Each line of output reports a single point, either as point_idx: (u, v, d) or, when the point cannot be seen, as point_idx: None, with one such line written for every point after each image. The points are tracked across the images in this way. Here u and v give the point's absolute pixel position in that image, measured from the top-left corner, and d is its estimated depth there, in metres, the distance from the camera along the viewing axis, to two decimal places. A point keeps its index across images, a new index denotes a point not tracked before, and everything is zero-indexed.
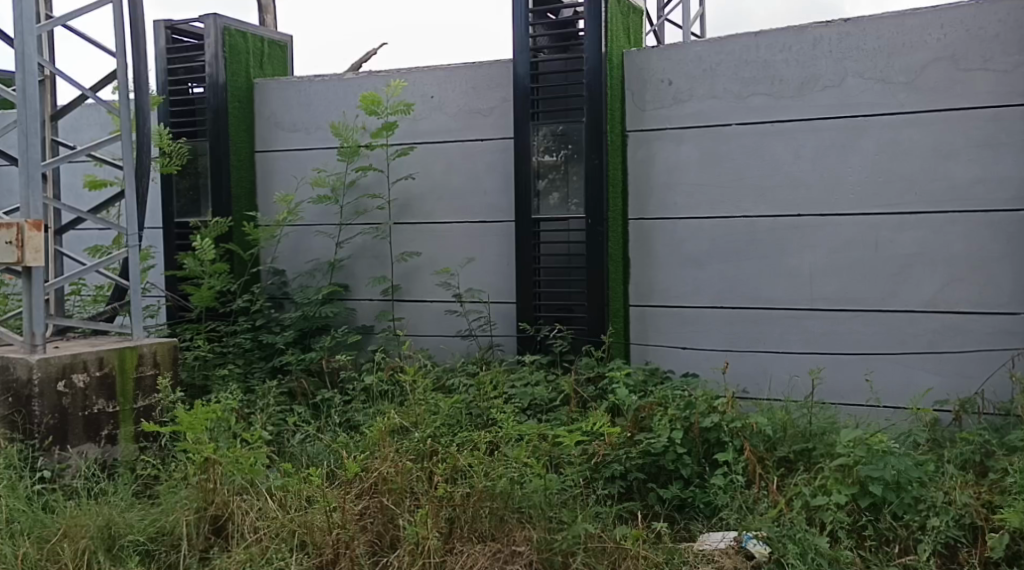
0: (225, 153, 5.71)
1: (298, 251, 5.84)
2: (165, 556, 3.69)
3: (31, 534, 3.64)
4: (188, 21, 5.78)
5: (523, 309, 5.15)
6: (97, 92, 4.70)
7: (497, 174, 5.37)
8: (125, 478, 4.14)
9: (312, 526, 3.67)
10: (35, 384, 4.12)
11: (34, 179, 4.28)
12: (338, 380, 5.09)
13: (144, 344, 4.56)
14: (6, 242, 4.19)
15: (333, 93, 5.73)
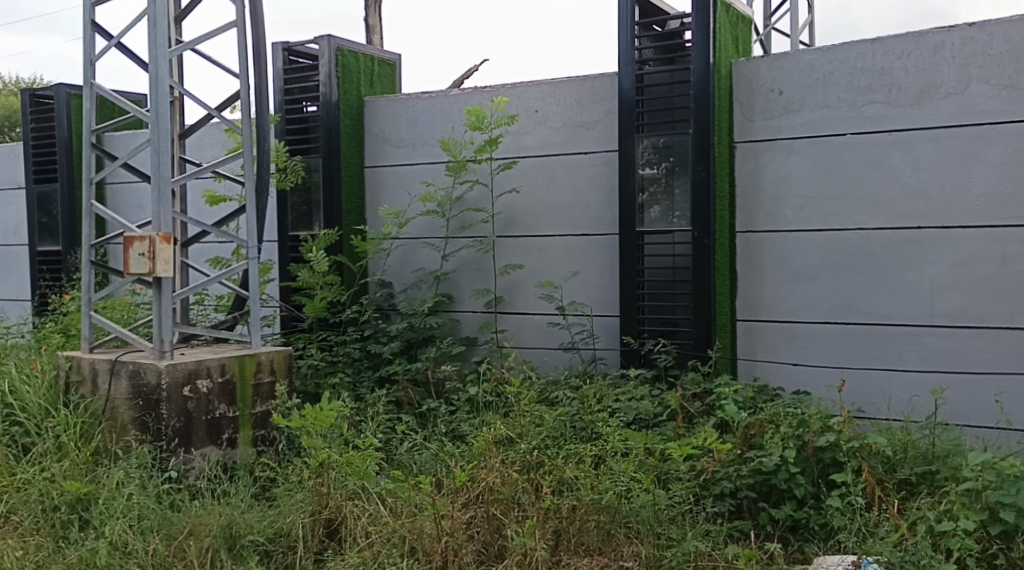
0: (337, 168, 5.85)
1: (407, 264, 5.96)
2: (283, 557, 3.82)
3: (159, 531, 3.81)
4: (304, 42, 5.97)
5: (626, 322, 5.12)
6: (222, 111, 4.89)
7: (601, 187, 5.38)
8: (244, 481, 4.28)
9: (421, 532, 3.70)
10: (163, 389, 4.30)
11: (166, 195, 4.50)
12: (444, 391, 5.16)
13: (262, 352, 4.71)
14: (140, 254, 4.45)
15: (439, 109, 5.84)
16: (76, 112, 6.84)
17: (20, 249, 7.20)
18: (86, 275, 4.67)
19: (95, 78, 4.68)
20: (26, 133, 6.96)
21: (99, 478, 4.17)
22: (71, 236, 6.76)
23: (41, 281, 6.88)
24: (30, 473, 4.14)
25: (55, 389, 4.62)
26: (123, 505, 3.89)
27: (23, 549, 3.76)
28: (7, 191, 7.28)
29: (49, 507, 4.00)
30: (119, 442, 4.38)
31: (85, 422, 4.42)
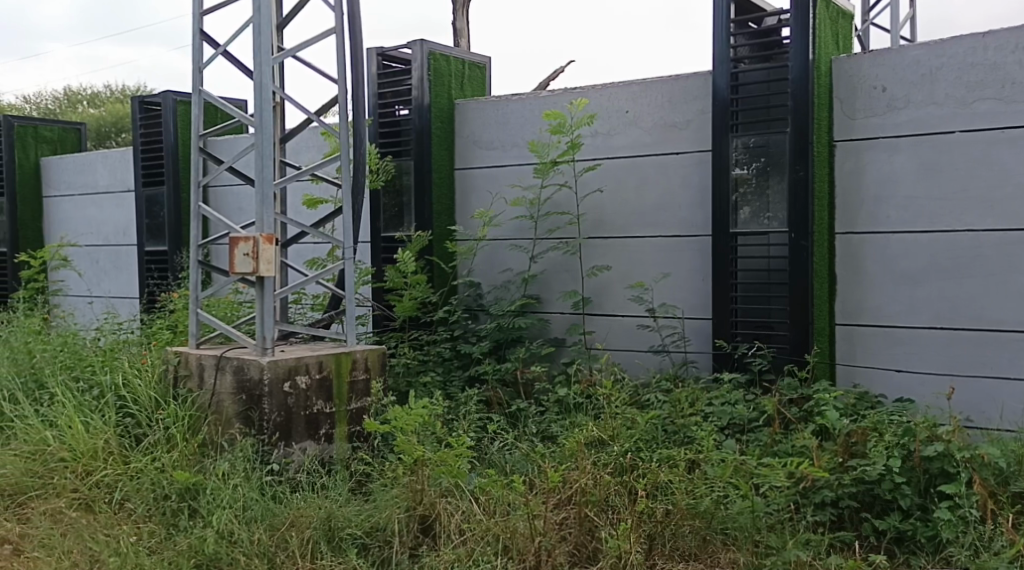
0: (428, 170, 5.87)
1: (495, 264, 5.94)
2: (378, 551, 3.86)
3: (263, 522, 3.92)
4: (399, 47, 6.02)
5: (719, 326, 5.04)
6: (320, 116, 4.96)
7: (693, 187, 5.26)
8: (340, 476, 4.35)
9: (514, 531, 3.70)
10: (265, 384, 4.41)
11: (267, 198, 4.60)
12: (533, 392, 5.11)
13: (357, 350, 4.78)
14: (244, 254, 4.55)
15: (529, 111, 5.80)
16: (182, 118, 7.06)
17: (128, 249, 7.47)
18: (194, 273, 4.82)
19: (202, 84, 4.82)
20: (135, 138, 7.22)
21: (206, 469, 4.31)
22: (177, 237, 6.99)
23: (149, 280, 7.15)
24: (141, 462, 4.29)
25: (164, 382, 4.78)
26: (227, 495, 4.01)
27: (136, 535, 3.90)
28: (117, 193, 7.56)
29: (160, 495, 4.14)
30: (224, 434, 4.53)
31: (192, 416, 4.57)
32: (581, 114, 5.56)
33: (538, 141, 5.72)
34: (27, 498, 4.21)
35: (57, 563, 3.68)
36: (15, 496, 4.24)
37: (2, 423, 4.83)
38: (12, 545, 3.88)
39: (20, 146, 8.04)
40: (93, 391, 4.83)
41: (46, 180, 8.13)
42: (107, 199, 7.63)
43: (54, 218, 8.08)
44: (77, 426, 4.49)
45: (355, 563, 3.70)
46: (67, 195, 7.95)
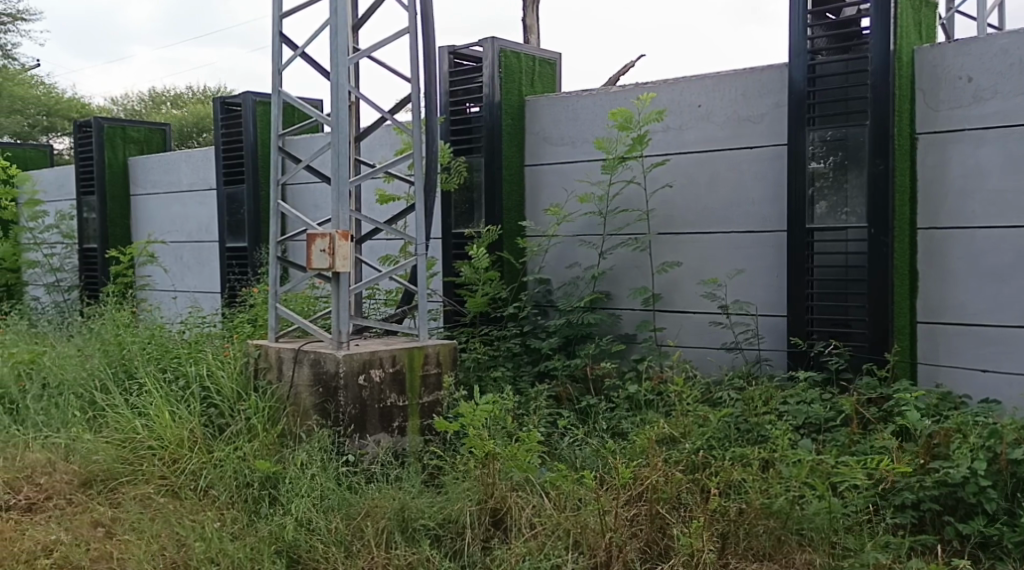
0: (498, 167, 5.88)
1: (564, 259, 5.90)
2: (451, 542, 3.90)
3: (340, 510, 3.99)
4: (469, 45, 6.01)
5: (795, 323, 4.96)
6: (394, 114, 5.02)
7: (768, 182, 5.16)
8: (413, 467, 4.41)
9: (585, 526, 3.71)
10: (340, 377, 4.48)
11: (344, 196, 4.67)
12: (602, 388, 5.08)
13: (429, 344, 4.82)
14: (321, 250, 4.63)
15: (599, 106, 5.74)
16: (261, 118, 7.22)
17: (210, 245, 7.67)
18: (273, 268, 4.93)
19: (282, 85, 4.93)
20: (216, 138, 7.41)
21: (285, 458, 4.41)
22: (256, 233, 7.14)
23: (230, 276, 7.33)
24: (223, 451, 4.41)
25: (245, 374, 4.90)
26: (306, 484, 4.10)
27: (219, 520, 4.01)
28: (199, 191, 7.76)
29: (242, 483, 4.25)
30: (302, 425, 4.62)
31: (271, 407, 4.67)
32: (649, 109, 5.49)
33: (605, 138, 5.65)
34: (118, 483, 4.37)
35: (146, 545, 3.81)
36: (106, 481, 4.40)
37: (94, 411, 5.01)
38: (104, 527, 4.02)
39: (109, 146, 8.30)
40: (179, 382, 4.98)
41: (134, 179, 8.39)
42: (190, 197, 7.84)
43: (141, 215, 8.34)
44: (165, 416, 4.64)
45: (428, 553, 3.74)
46: (153, 194, 8.19)
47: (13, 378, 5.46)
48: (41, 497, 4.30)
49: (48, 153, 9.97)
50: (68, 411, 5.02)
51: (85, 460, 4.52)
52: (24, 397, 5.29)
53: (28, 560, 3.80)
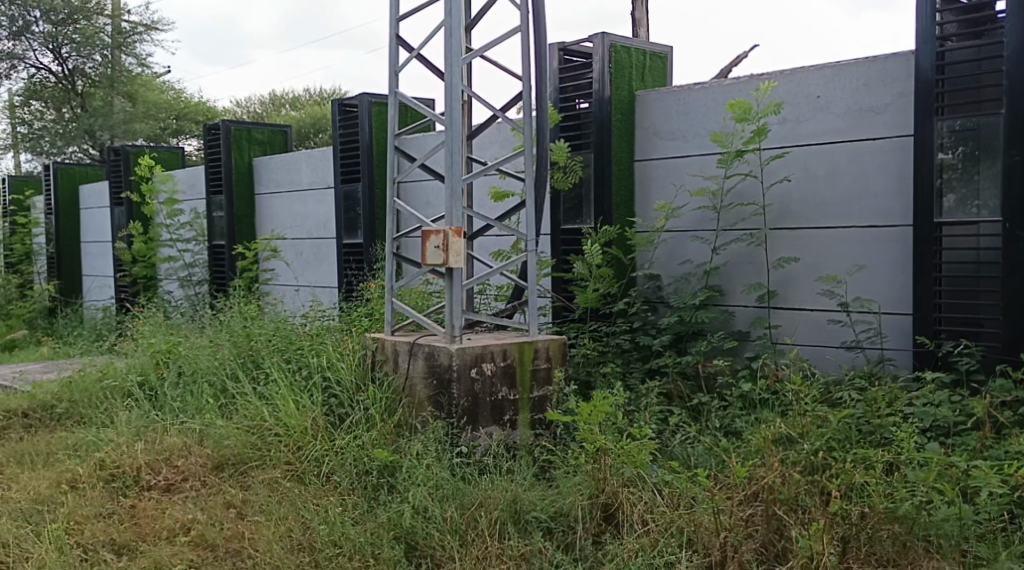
0: (608, 163, 5.76)
1: (675, 257, 5.76)
2: (563, 536, 3.93)
3: (455, 499, 4.07)
4: (580, 41, 5.89)
5: (921, 322, 4.78)
6: (506, 112, 5.05)
7: (892, 174, 4.99)
8: (525, 461, 4.45)
9: (699, 525, 3.69)
10: (454, 370, 4.56)
11: (457, 193, 4.74)
12: (715, 386, 5.00)
13: (540, 340, 4.84)
14: (435, 246, 4.71)
15: (715, 98, 5.60)
16: (377, 118, 7.37)
17: (329, 242, 7.90)
18: (389, 264, 5.08)
19: (398, 87, 5.04)
20: (335, 138, 7.61)
21: (402, 448, 4.53)
22: (371, 230, 7.32)
23: (347, 270, 7.54)
24: (344, 439, 4.56)
25: (363, 365, 5.04)
26: (422, 474, 4.19)
27: (341, 506, 4.15)
28: (319, 190, 7.99)
29: (362, 471, 4.40)
30: (417, 416, 4.71)
31: (388, 398, 4.80)
32: (766, 100, 5.35)
33: (720, 132, 5.54)
34: (247, 467, 4.57)
35: (274, 528, 3.97)
36: (237, 465, 4.61)
37: (224, 399, 5.25)
38: (235, 509, 4.21)
39: (236, 148, 8.62)
40: (303, 372, 5.17)
41: (258, 179, 8.70)
42: (311, 195, 8.08)
43: (264, 213, 8.65)
44: (290, 405, 4.83)
45: (541, 545, 3.79)
46: (275, 193, 8.49)
47: (151, 366, 5.76)
48: (178, 478, 4.53)
49: (180, 154, 10.42)
50: (201, 398, 5.27)
51: (217, 445, 4.74)
52: (161, 384, 5.57)
53: (167, 537, 4.02)
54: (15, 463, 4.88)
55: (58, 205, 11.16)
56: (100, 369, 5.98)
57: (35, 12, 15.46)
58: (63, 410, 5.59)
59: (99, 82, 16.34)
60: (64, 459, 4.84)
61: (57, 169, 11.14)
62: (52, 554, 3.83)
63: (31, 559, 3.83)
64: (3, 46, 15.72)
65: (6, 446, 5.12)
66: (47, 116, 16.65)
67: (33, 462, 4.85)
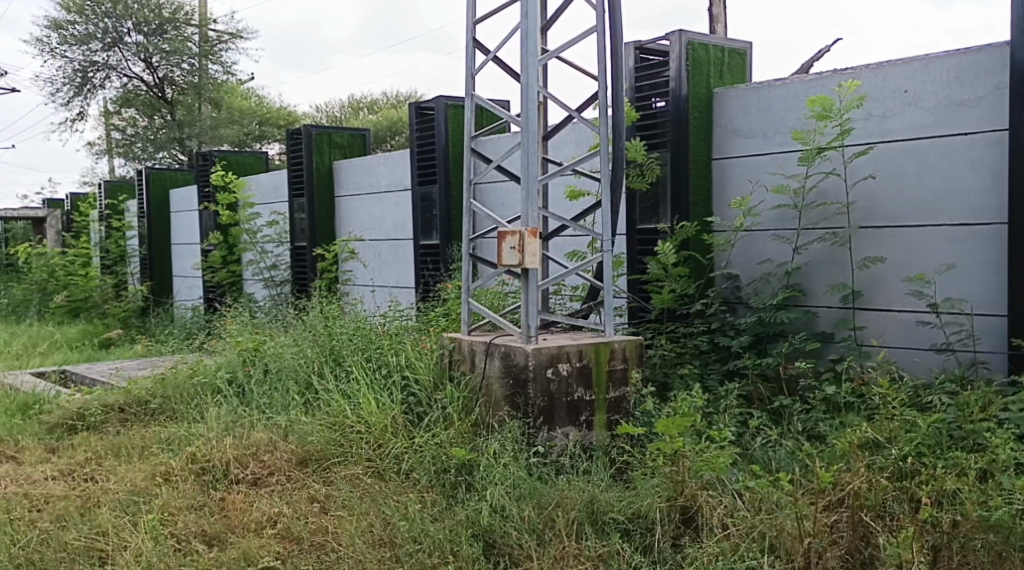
0: (685, 162, 5.65)
1: (754, 256, 5.64)
2: (641, 537, 3.90)
3: (532, 498, 4.07)
4: (656, 39, 5.76)
5: (1016, 324, 4.61)
6: (582, 112, 5.03)
7: (985, 170, 4.82)
8: (602, 461, 4.43)
9: (782, 530, 3.62)
10: (530, 370, 4.55)
11: (533, 194, 4.75)
12: (797, 389, 4.89)
13: (616, 340, 4.80)
14: (511, 247, 4.72)
15: (796, 95, 5.47)
16: (453, 121, 7.44)
17: (406, 243, 7.98)
18: (466, 265, 5.11)
19: (474, 89, 5.08)
20: (412, 140, 7.67)
21: (479, 446, 4.55)
22: (447, 230, 7.38)
23: (424, 271, 7.60)
24: (423, 438, 4.61)
25: (440, 365, 5.07)
26: (500, 473, 4.20)
27: (421, 503, 4.20)
28: (396, 192, 8.08)
29: (440, 469, 4.44)
30: (494, 416, 4.72)
31: (465, 397, 4.82)
32: (850, 96, 5.23)
33: (801, 129, 5.41)
34: (330, 463, 4.65)
35: (356, 522, 4.05)
36: (320, 461, 4.69)
37: (309, 396, 5.35)
38: (319, 503, 4.29)
39: (317, 151, 8.78)
40: (383, 371, 5.24)
41: (338, 181, 8.84)
42: (388, 198, 8.17)
43: (344, 215, 8.79)
44: (371, 403, 4.90)
45: (619, 547, 3.78)
46: (355, 195, 8.62)
47: (239, 364, 5.90)
48: (264, 472, 4.63)
49: (264, 158, 10.64)
50: (287, 395, 5.39)
51: (302, 440, 4.83)
52: (249, 381, 5.70)
53: (255, 529, 4.12)
54: (112, 456, 5.04)
55: (149, 209, 11.52)
56: (191, 365, 6.14)
57: (127, 24, 15.98)
58: (157, 405, 5.75)
59: (187, 90, 16.81)
60: (157, 453, 4.98)
61: (149, 175, 11.45)
62: (148, 543, 3.95)
63: (129, 548, 3.95)
64: (97, 56, 16.28)
65: (104, 439, 5.30)
66: (139, 123, 17.23)
67: (129, 455, 5.01)
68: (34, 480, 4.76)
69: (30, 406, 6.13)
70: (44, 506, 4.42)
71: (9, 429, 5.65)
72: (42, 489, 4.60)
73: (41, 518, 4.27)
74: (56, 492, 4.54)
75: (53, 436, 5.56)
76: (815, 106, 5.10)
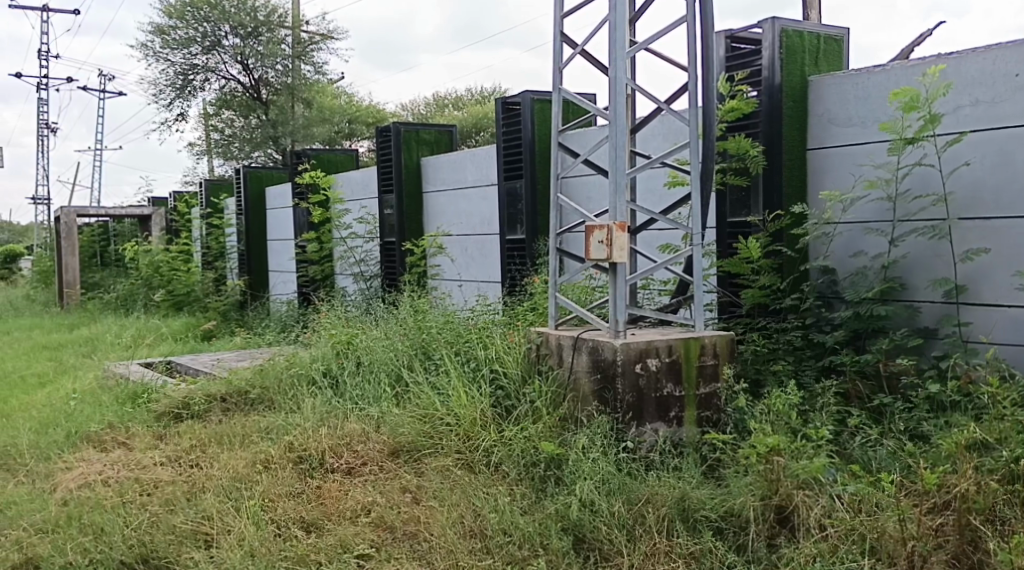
0: (779, 153, 5.46)
1: (850, 249, 5.42)
2: (735, 537, 3.81)
3: (622, 494, 4.03)
4: (748, 27, 5.58)
5: None
6: (672, 104, 4.94)
7: None
8: (693, 459, 4.36)
9: (883, 532, 3.51)
10: (618, 365, 4.48)
11: (621, 187, 4.69)
12: (898, 387, 4.73)
13: (706, 335, 4.66)
14: (599, 241, 4.67)
15: (893, 83, 5.22)
16: (539, 115, 7.39)
17: (492, 238, 7.98)
18: (553, 259, 5.08)
19: (563, 83, 5.04)
20: (498, 135, 7.65)
21: (568, 441, 4.52)
22: (533, 225, 7.35)
23: (511, 266, 7.59)
24: (512, 431, 4.61)
25: (529, 359, 5.05)
26: (589, 467, 4.16)
27: (510, 495, 4.20)
28: (483, 188, 8.09)
29: (530, 462, 4.43)
30: (583, 410, 4.67)
31: (554, 391, 4.79)
32: (940, 83, 5.00)
33: (891, 120, 5.17)
34: (421, 454, 4.69)
35: (447, 513, 4.07)
36: (411, 452, 4.74)
37: (400, 388, 5.40)
38: (411, 494, 4.32)
39: (406, 148, 8.86)
40: (471, 364, 5.26)
41: (426, 178, 8.90)
42: (475, 193, 8.19)
43: (432, 210, 8.85)
44: (460, 396, 4.91)
45: (711, 545, 3.72)
46: (442, 191, 8.67)
47: (333, 356, 5.99)
48: (358, 462, 4.69)
49: (355, 156, 10.79)
50: (378, 387, 5.45)
51: (393, 432, 4.88)
52: (342, 373, 5.79)
53: (350, 517, 4.17)
54: (215, 443, 5.17)
55: (246, 206, 11.80)
56: (287, 357, 6.26)
57: (224, 28, 16.45)
58: (255, 395, 5.86)
59: (280, 91, 17.18)
60: (257, 441, 5.09)
61: (247, 174, 11.74)
62: (251, 529, 4.04)
63: (233, 532, 4.06)
64: (197, 60, 16.82)
65: (208, 427, 5.43)
66: (236, 124, 17.69)
67: (230, 443, 5.13)
68: (144, 465, 4.92)
69: (139, 395, 6.34)
70: (153, 491, 4.55)
71: (119, 416, 5.85)
72: (151, 474, 4.75)
73: (151, 502, 4.40)
74: (164, 476, 4.68)
75: (161, 424, 5.73)
76: (899, 98, 4.90)
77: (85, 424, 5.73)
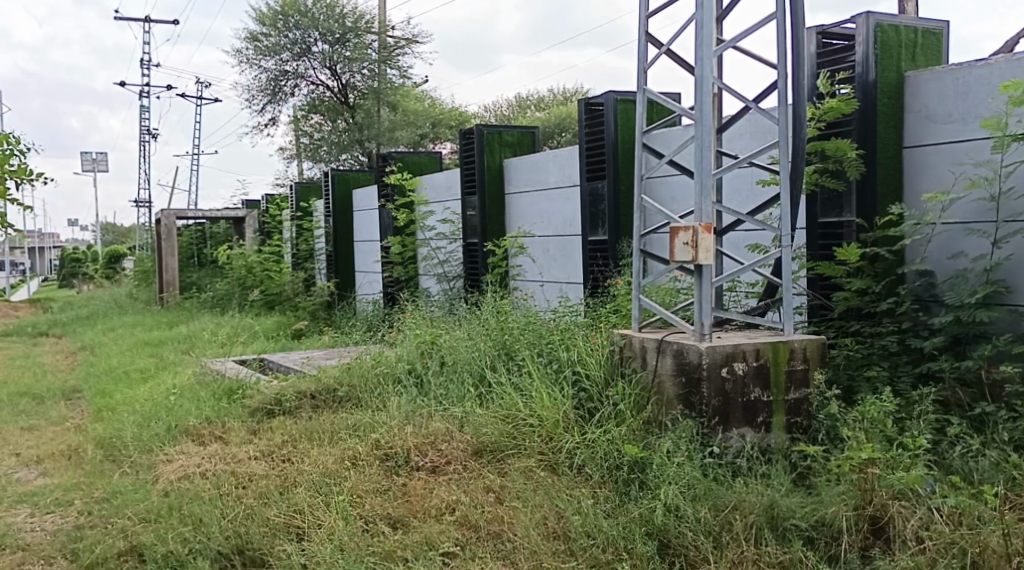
0: (872, 152, 5.28)
1: (949, 250, 5.20)
2: (826, 547, 3.69)
3: (708, 500, 3.94)
4: (841, 22, 5.42)
5: None
6: (760, 103, 4.83)
7: None
8: (782, 466, 4.25)
9: (986, 548, 3.37)
10: (703, 369, 4.40)
11: (706, 188, 4.60)
12: (1002, 395, 4.53)
13: (795, 339, 4.53)
14: (684, 243, 4.58)
15: (997, 77, 5.00)
16: (621, 116, 7.27)
17: (574, 239, 7.94)
18: (637, 261, 5.01)
19: (648, 83, 4.97)
20: (580, 136, 7.59)
21: (652, 445, 4.45)
22: (616, 226, 7.29)
23: (593, 267, 7.53)
24: (595, 433, 4.56)
25: (611, 362, 4.99)
26: (675, 472, 4.08)
27: (593, 498, 4.17)
28: (565, 188, 8.04)
29: (614, 465, 4.38)
30: (667, 414, 4.59)
31: (637, 395, 4.71)
32: None
33: (995, 116, 4.95)
34: (504, 454, 4.68)
35: (531, 514, 4.05)
36: (494, 452, 4.73)
37: (483, 388, 5.39)
38: (494, 494, 4.32)
39: (488, 150, 8.88)
40: (553, 365, 5.23)
41: (508, 179, 8.90)
42: (558, 194, 8.15)
43: (514, 211, 8.84)
44: (544, 397, 4.88)
45: (801, 554, 3.61)
46: (524, 192, 8.66)
47: (417, 356, 6.01)
48: (442, 461, 4.69)
49: (439, 158, 10.87)
50: (462, 387, 5.46)
51: (476, 432, 4.88)
52: (427, 373, 5.82)
53: (435, 515, 4.17)
54: (306, 439, 5.24)
55: (333, 207, 11.99)
56: (374, 356, 6.31)
57: (313, 34, 16.79)
58: (343, 393, 5.93)
59: (366, 95, 17.44)
60: (345, 438, 5.14)
61: (334, 176, 11.93)
62: (340, 523, 4.09)
63: (324, 526, 4.11)
64: (288, 66, 17.20)
65: (298, 423, 5.52)
66: (324, 127, 18.01)
67: (320, 439, 5.20)
68: (238, 460, 5.02)
69: (234, 391, 6.47)
70: (248, 484, 4.63)
71: (216, 411, 6.00)
72: (246, 468, 4.84)
73: (246, 494, 4.49)
74: (259, 471, 4.76)
75: (254, 419, 5.85)
76: (1008, 92, 4.70)
77: (184, 418, 5.87)
